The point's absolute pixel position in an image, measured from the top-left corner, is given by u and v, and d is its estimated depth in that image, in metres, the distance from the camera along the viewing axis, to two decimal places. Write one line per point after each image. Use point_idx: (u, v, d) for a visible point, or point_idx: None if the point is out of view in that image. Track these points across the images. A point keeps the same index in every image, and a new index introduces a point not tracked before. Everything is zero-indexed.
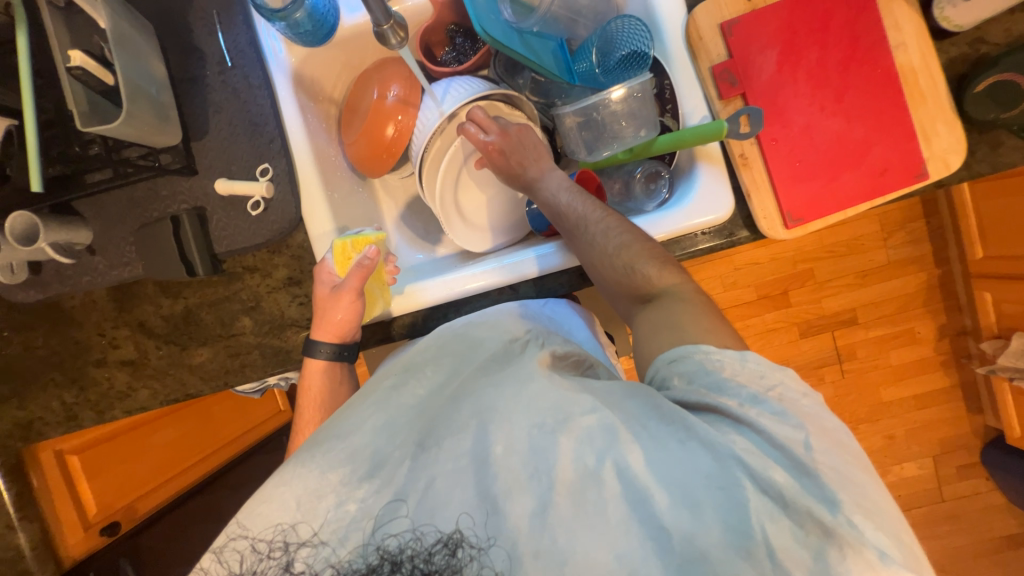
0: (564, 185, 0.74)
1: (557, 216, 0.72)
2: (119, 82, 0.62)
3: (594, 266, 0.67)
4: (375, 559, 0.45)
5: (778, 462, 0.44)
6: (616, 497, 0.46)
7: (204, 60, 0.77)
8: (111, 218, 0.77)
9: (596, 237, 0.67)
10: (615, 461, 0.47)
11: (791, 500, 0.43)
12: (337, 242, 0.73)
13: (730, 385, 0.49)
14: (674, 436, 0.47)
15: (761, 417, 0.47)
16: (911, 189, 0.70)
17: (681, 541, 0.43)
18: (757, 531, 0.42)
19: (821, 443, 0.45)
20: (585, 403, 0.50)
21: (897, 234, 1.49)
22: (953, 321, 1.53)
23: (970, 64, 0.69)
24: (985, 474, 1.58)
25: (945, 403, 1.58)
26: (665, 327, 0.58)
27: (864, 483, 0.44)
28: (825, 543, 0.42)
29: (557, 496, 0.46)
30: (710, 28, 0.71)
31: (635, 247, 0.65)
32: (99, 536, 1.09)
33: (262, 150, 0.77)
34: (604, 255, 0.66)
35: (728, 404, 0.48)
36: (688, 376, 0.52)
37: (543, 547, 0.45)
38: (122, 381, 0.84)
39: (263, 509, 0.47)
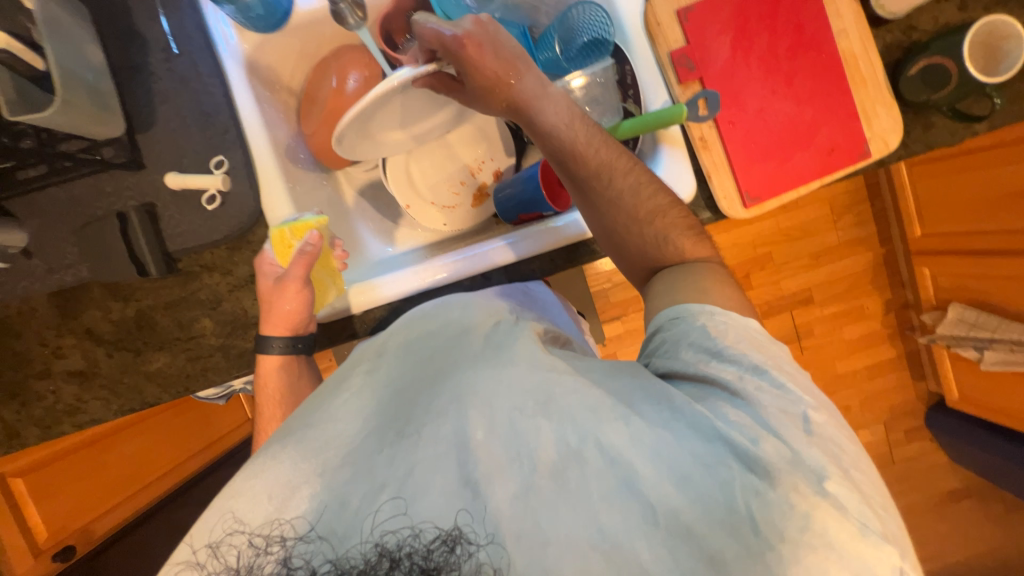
0: (563, 111, 0.65)
1: (556, 154, 0.65)
2: (51, 69, 0.58)
3: (603, 216, 0.67)
4: (373, 556, 0.41)
5: (769, 432, 0.47)
6: (597, 474, 0.46)
7: (147, 46, 0.72)
8: (48, 218, 0.72)
9: (606, 185, 0.65)
10: (596, 439, 0.47)
11: (779, 474, 0.45)
12: (274, 230, 0.70)
13: (730, 351, 0.53)
14: (659, 412, 0.49)
15: (759, 389, 0.51)
16: (857, 167, 0.74)
17: (667, 515, 0.44)
18: (742, 507, 0.44)
19: (815, 419, 0.49)
20: (568, 383, 0.51)
21: (845, 216, 1.59)
22: (896, 296, 1.65)
23: (904, 49, 0.74)
24: (928, 435, 1.72)
25: (892, 372, 1.70)
26: (679, 286, 0.61)
27: (851, 454, 0.49)
28: (810, 515, 0.43)
29: (540, 478, 0.46)
30: (667, 14, 0.73)
31: (645, 199, 0.65)
32: (51, 563, 1.02)
33: (216, 141, 0.73)
34: (616, 205, 0.65)
35: (725, 373, 0.52)
36: (689, 341, 0.55)
37: (526, 529, 0.44)
38: (71, 393, 0.78)
39: (244, 498, 0.47)
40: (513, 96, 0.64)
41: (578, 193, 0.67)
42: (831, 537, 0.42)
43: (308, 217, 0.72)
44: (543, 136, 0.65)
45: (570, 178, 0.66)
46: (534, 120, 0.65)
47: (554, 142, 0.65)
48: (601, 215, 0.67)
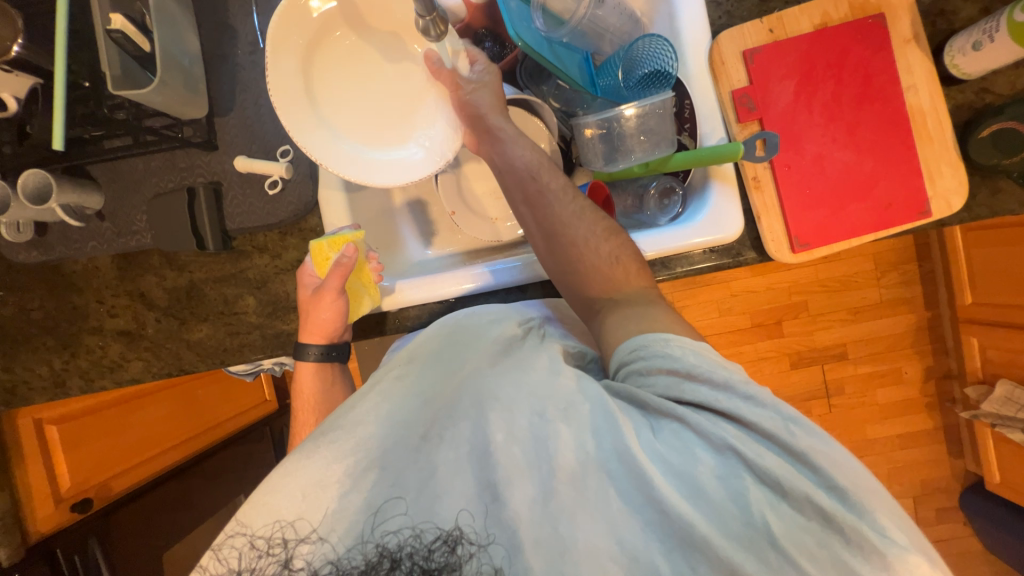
0: (525, 145, 0.72)
1: (514, 174, 0.71)
2: (155, 51, 0.63)
3: (551, 230, 0.67)
4: (374, 555, 0.45)
5: (769, 448, 0.47)
6: (614, 481, 0.48)
7: (236, 39, 0.78)
8: (124, 185, 0.77)
9: (554, 204, 0.68)
10: (612, 444, 0.48)
11: (790, 488, 0.45)
12: (314, 245, 0.72)
13: (700, 372, 0.50)
14: (668, 427, 0.50)
15: (740, 407, 0.48)
16: (914, 225, 0.72)
17: (683, 529, 0.45)
18: (759, 520, 0.45)
19: (800, 427, 0.47)
20: (585, 391, 0.53)
21: (890, 274, 1.53)
22: (939, 364, 1.57)
23: (975, 111, 0.72)
24: (962, 519, 1.60)
25: (927, 445, 1.60)
26: (632, 313, 0.60)
27: (848, 459, 0.47)
28: (825, 528, 0.45)
29: (559, 482, 0.48)
30: (733, 54, 0.74)
31: (594, 220, 0.67)
32: (68, 513, 1.04)
33: (285, 132, 0.78)
34: (563, 222, 0.66)
35: (703, 395, 0.49)
36: (655, 365, 0.52)
37: (544, 535, 0.46)
38: (117, 351, 0.82)
39: (262, 496, 0.47)
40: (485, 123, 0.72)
41: (529, 209, 0.69)
42: (849, 547, 0.44)
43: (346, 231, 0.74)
44: (505, 156, 0.72)
45: (524, 195, 0.70)
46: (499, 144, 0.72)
47: (513, 161, 0.71)
48: (550, 235, 0.67)
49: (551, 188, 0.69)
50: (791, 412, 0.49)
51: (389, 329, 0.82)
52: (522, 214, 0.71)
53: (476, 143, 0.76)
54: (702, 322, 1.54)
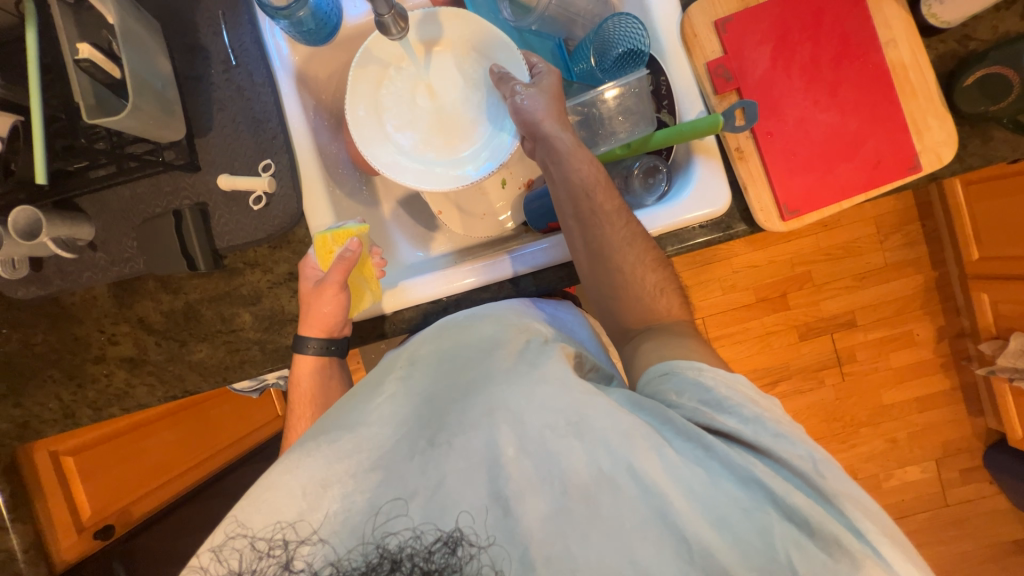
0: (585, 161, 0.66)
1: (569, 188, 0.67)
2: (126, 77, 0.64)
3: (599, 254, 0.66)
4: (375, 557, 0.45)
5: (797, 485, 0.47)
6: (631, 499, 0.47)
7: (208, 59, 0.78)
8: (113, 214, 0.78)
9: (606, 229, 0.66)
10: (631, 466, 0.47)
11: (818, 527, 0.45)
12: (318, 237, 0.73)
13: (730, 404, 0.52)
14: (692, 450, 0.49)
15: (769, 440, 0.49)
16: (905, 181, 0.71)
17: (702, 552, 0.44)
18: (783, 556, 0.44)
19: (829, 469, 0.49)
20: (601, 406, 0.50)
21: (893, 236, 1.50)
22: (950, 323, 1.54)
23: (959, 60, 0.71)
24: (987, 477, 1.57)
25: (945, 406, 1.58)
26: (665, 341, 0.62)
27: (875, 510, 0.48)
28: (855, 573, 0.44)
29: (571, 500, 0.47)
30: (705, 25, 0.73)
31: (643, 250, 0.67)
32: (92, 539, 1.07)
33: (265, 146, 0.78)
34: (614, 248, 0.66)
35: (732, 426, 0.50)
36: (686, 393, 0.54)
37: (555, 552, 0.46)
38: (121, 378, 0.84)
39: (265, 496, 0.48)
40: (541, 133, 0.69)
41: (578, 227, 0.67)
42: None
43: (349, 224, 0.76)
44: (562, 169, 0.67)
45: (575, 211, 0.67)
46: (556, 156, 0.67)
47: (568, 175, 0.67)
48: (596, 259, 0.67)
49: (605, 208, 0.66)
50: (820, 454, 0.50)
51: (386, 333, 0.83)
52: (569, 229, 0.68)
53: (532, 147, 0.73)
54: (705, 301, 1.53)
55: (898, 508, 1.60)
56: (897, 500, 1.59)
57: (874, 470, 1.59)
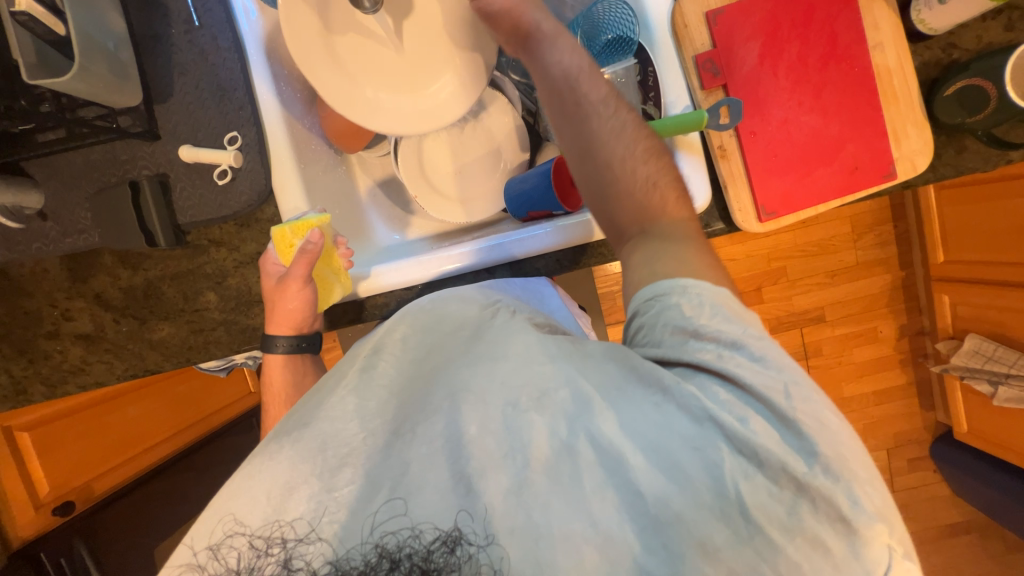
0: (568, 53, 0.64)
1: (552, 81, 0.64)
2: (71, 34, 0.58)
3: (587, 147, 0.61)
4: (374, 556, 0.45)
5: (758, 413, 0.47)
6: (592, 466, 0.48)
7: (168, 17, 0.72)
8: (64, 182, 0.73)
9: (593, 117, 0.61)
10: (588, 433, 0.48)
11: (766, 457, 0.45)
12: (276, 231, 0.69)
13: (710, 330, 0.50)
14: (651, 397, 0.49)
15: (739, 366, 0.48)
16: (880, 188, 0.72)
17: (656, 505, 0.46)
18: (731, 489, 0.45)
19: (797, 391, 0.47)
20: (561, 375, 0.51)
21: (865, 236, 1.54)
22: (912, 322, 1.61)
23: (941, 68, 0.71)
24: (932, 466, 1.68)
25: (900, 400, 1.66)
26: (658, 250, 0.56)
27: (840, 431, 0.46)
28: (798, 496, 0.44)
29: (533, 473, 0.48)
30: (695, 16, 0.71)
31: (635, 139, 0.60)
32: (51, 515, 1.07)
33: (231, 117, 0.73)
34: (603, 139, 0.60)
35: (703, 354, 0.49)
36: (665, 321, 0.52)
37: (518, 523, 0.46)
38: (77, 355, 0.80)
39: (243, 498, 0.48)
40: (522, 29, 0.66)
41: (565, 122, 0.63)
42: (817, 515, 0.44)
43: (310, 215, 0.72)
44: (542, 60, 0.64)
45: (560, 107, 0.63)
46: (539, 56, 0.65)
47: (548, 64, 0.64)
48: (586, 156, 0.61)
49: (592, 98, 0.61)
50: (793, 376, 0.48)
51: (359, 318, 0.81)
52: (556, 127, 0.64)
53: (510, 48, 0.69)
54: None
55: None
56: None
57: None
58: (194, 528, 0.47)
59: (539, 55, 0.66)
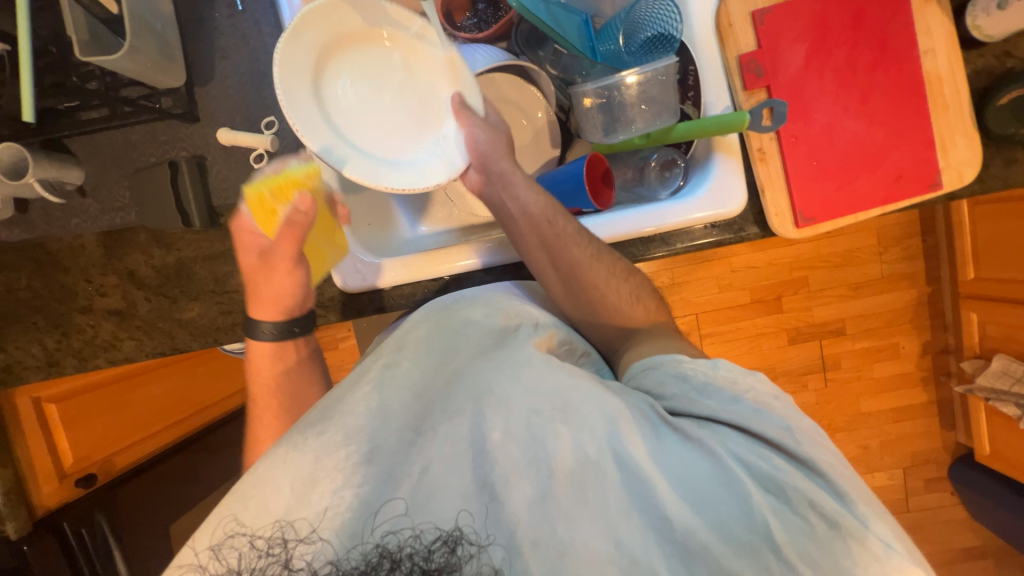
0: (536, 193, 0.70)
1: (528, 218, 0.69)
2: (123, 12, 0.59)
3: (569, 274, 0.69)
4: (374, 556, 0.44)
5: (776, 456, 0.53)
6: (616, 485, 0.50)
7: (213, 1, 0.73)
8: (106, 160, 0.74)
9: (573, 248, 0.68)
10: (616, 452, 0.51)
11: (791, 492, 0.50)
12: (248, 191, 0.63)
13: (710, 388, 0.58)
14: (675, 439, 0.53)
15: (748, 419, 0.55)
16: (923, 198, 0.70)
17: (685, 534, 0.48)
18: (762, 525, 0.49)
19: (802, 437, 0.54)
20: (585, 390, 0.54)
21: (893, 249, 1.51)
22: (937, 340, 1.57)
23: (994, 77, 0.69)
24: (950, 488, 1.64)
25: (921, 418, 1.62)
26: (649, 342, 0.67)
27: (847, 474, 0.53)
28: (831, 531, 0.49)
29: (558, 485, 0.49)
30: (741, 15, 0.69)
31: (611, 264, 0.69)
32: (73, 487, 1.06)
33: (269, 102, 0.74)
34: (584, 267, 0.68)
35: (712, 408, 0.56)
36: (666, 382, 0.59)
37: (542, 536, 0.47)
38: (108, 331, 0.81)
39: (252, 500, 0.48)
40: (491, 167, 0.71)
41: (545, 254, 0.69)
42: (846, 552, 0.48)
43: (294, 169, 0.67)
44: (512, 200, 0.70)
45: (539, 240, 0.69)
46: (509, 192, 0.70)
47: (521, 204, 0.70)
48: (564, 278, 0.69)
49: (567, 231, 0.68)
50: (795, 425, 0.55)
51: (383, 307, 0.79)
52: (535, 257, 0.70)
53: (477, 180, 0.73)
54: (702, 298, 1.53)
55: None
56: None
57: None
58: (198, 530, 0.47)
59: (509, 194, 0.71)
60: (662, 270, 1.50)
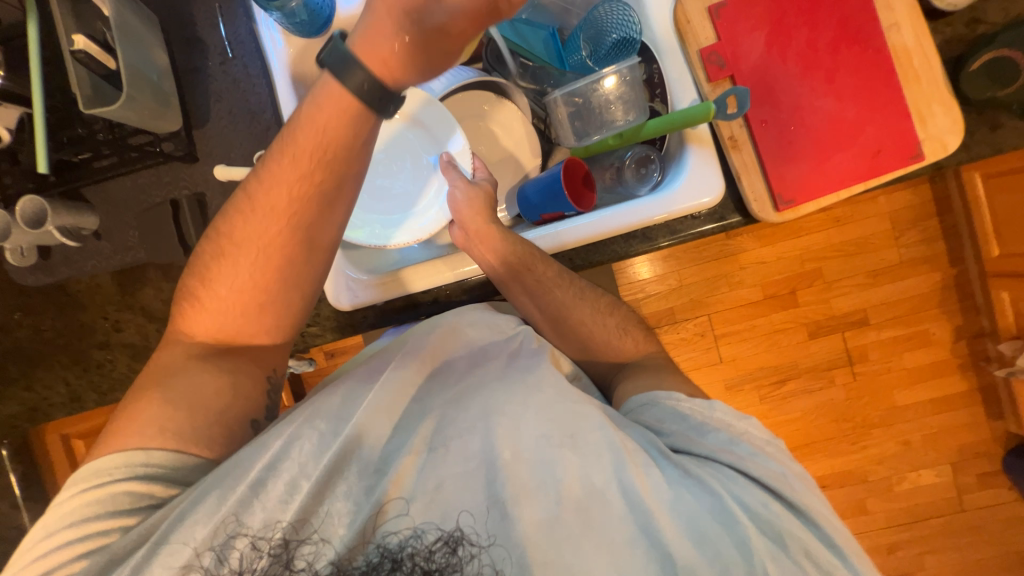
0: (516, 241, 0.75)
1: (511, 270, 0.74)
2: (120, 68, 0.66)
3: (557, 313, 0.76)
4: (376, 556, 0.49)
5: (775, 500, 0.55)
6: (619, 514, 0.52)
7: (206, 51, 0.79)
8: (116, 204, 0.80)
9: (556, 290, 0.75)
10: (621, 483, 0.53)
11: (788, 539, 0.52)
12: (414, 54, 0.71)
13: (706, 428, 0.60)
14: (677, 473, 0.55)
15: (748, 460, 0.57)
16: (907, 170, 0.69)
17: (683, 567, 0.50)
18: (758, 565, 0.51)
19: (797, 485, 0.57)
20: (592, 419, 0.56)
21: (909, 232, 1.46)
22: (969, 323, 1.49)
23: (966, 44, 0.68)
24: (1007, 482, 1.51)
25: (963, 408, 1.52)
26: (642, 377, 0.70)
27: (837, 524, 0.56)
28: None
29: (565, 510, 0.52)
30: (698, 11, 0.71)
31: (594, 299, 0.78)
32: None
33: (260, 137, 0.79)
34: (569, 307, 0.75)
35: (712, 448, 0.58)
36: (662, 418, 0.62)
37: (550, 557, 0.50)
38: (124, 364, 0.85)
39: (248, 502, 0.51)
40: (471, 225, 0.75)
41: (530, 297, 0.75)
42: None
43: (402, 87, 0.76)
44: (496, 251, 0.74)
45: (524, 288, 0.74)
46: (493, 241, 0.74)
47: (504, 257, 0.74)
48: (551, 314, 0.76)
49: (548, 276, 0.74)
50: (788, 471, 0.58)
51: (377, 324, 0.81)
52: (522, 301, 0.76)
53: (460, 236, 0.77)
54: (712, 297, 1.50)
55: (913, 513, 1.54)
56: (910, 504, 1.54)
57: (886, 473, 1.54)
58: (197, 528, 0.50)
59: (490, 245, 0.75)
60: (670, 272, 1.49)
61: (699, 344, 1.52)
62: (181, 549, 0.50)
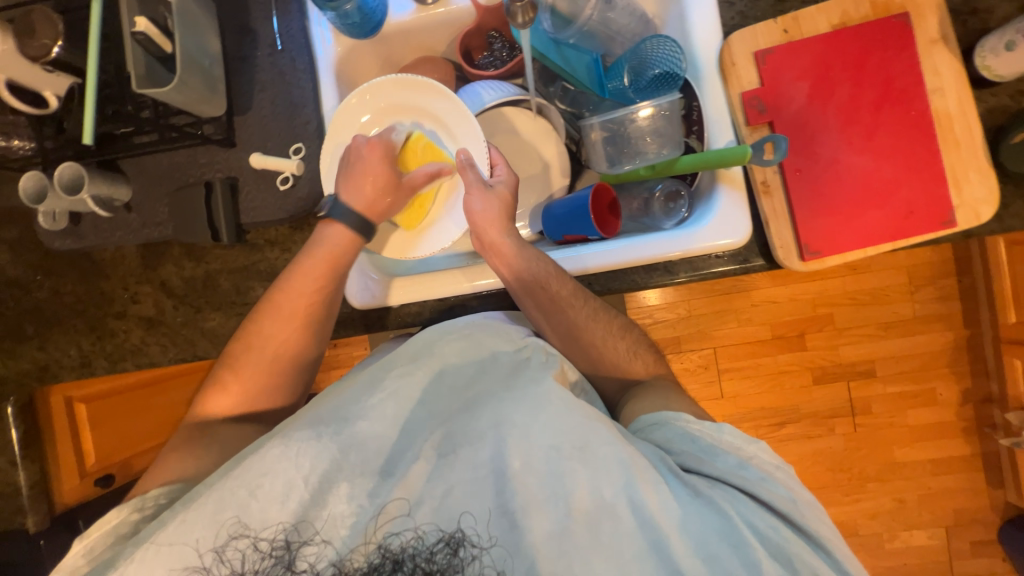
0: (536, 256, 0.74)
1: (525, 285, 0.73)
2: (176, 52, 0.68)
3: (569, 331, 0.74)
4: (377, 557, 0.50)
5: (786, 526, 0.54)
6: (628, 531, 0.52)
7: (256, 41, 0.81)
8: (150, 178, 0.82)
9: (568, 310, 0.73)
10: (631, 498, 0.52)
11: (801, 566, 0.52)
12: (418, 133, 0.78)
13: (717, 451, 0.59)
14: (687, 493, 0.54)
15: (759, 485, 0.56)
16: (936, 235, 0.68)
17: None
18: None
19: (809, 510, 0.56)
20: (603, 434, 0.55)
21: (926, 288, 1.44)
22: (978, 387, 1.47)
23: (1009, 115, 0.68)
24: (1002, 554, 1.48)
25: (964, 472, 1.50)
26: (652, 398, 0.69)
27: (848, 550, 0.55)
28: None
29: (575, 523, 0.52)
30: (744, 56, 0.71)
31: (610, 323, 0.76)
32: (93, 485, 1.11)
33: (298, 130, 0.80)
34: (582, 327, 0.74)
35: (723, 470, 0.57)
36: (671, 441, 0.61)
37: (559, 569, 0.51)
38: (137, 336, 0.86)
39: (254, 498, 0.51)
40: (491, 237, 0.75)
41: (543, 315, 0.74)
42: None
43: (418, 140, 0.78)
44: (515, 265, 0.73)
45: (537, 305, 0.73)
46: (512, 254, 0.73)
47: (521, 271, 0.73)
48: (560, 334, 0.74)
49: (563, 294, 0.72)
50: (801, 496, 0.57)
51: (391, 326, 0.81)
52: (534, 316, 0.75)
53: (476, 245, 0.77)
54: (720, 331, 1.49)
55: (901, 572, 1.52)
56: (899, 563, 1.51)
57: (878, 529, 1.52)
58: (200, 525, 0.50)
59: (510, 256, 0.74)
60: (680, 301, 1.49)
61: (701, 376, 1.51)
62: (181, 549, 0.50)
